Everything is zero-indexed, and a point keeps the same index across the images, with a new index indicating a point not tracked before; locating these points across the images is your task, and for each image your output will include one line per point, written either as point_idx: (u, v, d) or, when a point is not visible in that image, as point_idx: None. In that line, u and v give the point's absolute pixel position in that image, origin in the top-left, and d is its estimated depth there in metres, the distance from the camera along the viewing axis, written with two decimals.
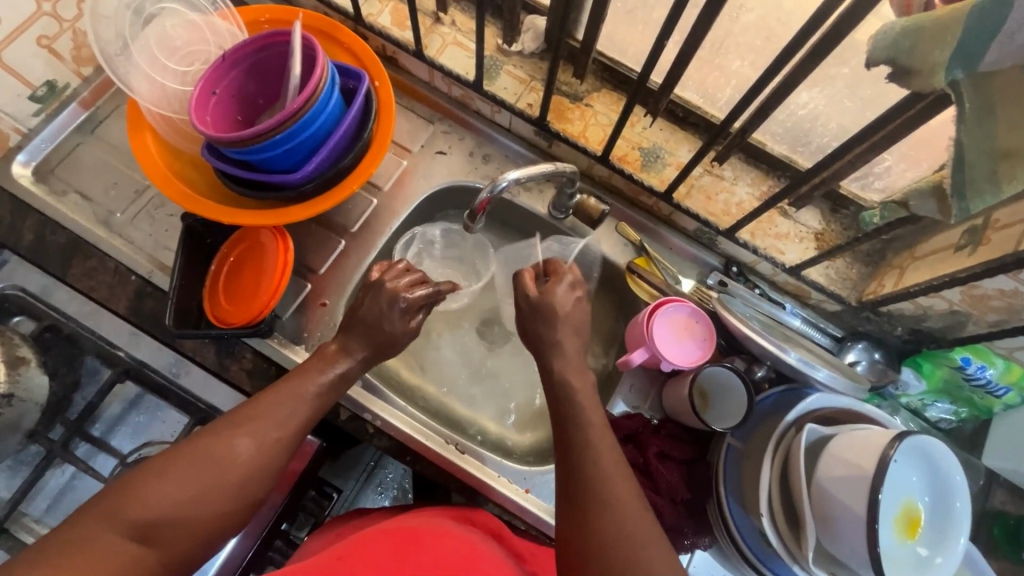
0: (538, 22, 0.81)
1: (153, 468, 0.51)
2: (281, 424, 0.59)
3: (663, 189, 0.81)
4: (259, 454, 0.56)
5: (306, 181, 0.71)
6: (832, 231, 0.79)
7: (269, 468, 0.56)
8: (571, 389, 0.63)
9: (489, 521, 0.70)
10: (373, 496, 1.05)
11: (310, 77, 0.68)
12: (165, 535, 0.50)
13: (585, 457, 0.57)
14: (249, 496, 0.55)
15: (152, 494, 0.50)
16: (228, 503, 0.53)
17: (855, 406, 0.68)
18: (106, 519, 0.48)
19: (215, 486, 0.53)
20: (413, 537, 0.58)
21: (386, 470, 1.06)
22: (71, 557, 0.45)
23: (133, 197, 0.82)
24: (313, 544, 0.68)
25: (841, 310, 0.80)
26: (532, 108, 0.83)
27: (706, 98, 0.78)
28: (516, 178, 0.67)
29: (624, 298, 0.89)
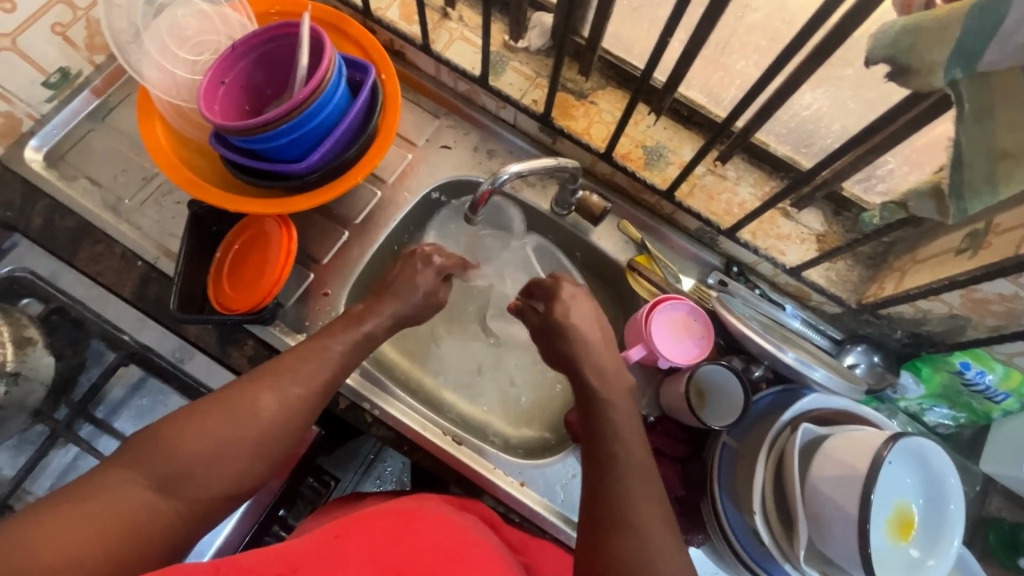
0: (545, 19, 0.82)
1: (172, 422, 0.53)
2: (297, 382, 0.60)
3: (665, 188, 0.82)
4: (272, 413, 0.57)
5: (312, 171, 0.72)
6: (834, 232, 0.79)
7: (287, 425, 0.58)
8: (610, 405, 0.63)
9: (487, 513, 0.71)
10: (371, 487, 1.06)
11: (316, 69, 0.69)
12: (191, 485, 0.51)
13: (625, 490, 0.55)
14: (267, 451, 0.56)
15: (172, 448, 0.51)
16: (247, 458, 0.55)
17: (852, 408, 0.68)
18: (129, 473, 0.49)
19: (235, 441, 0.54)
20: (404, 521, 0.59)
21: (384, 462, 1.07)
22: (93, 504, 0.46)
23: (141, 184, 0.83)
24: (308, 526, 0.68)
25: (841, 312, 0.80)
26: (537, 104, 0.84)
27: (711, 98, 0.78)
28: (517, 171, 0.67)
29: (625, 295, 0.89)
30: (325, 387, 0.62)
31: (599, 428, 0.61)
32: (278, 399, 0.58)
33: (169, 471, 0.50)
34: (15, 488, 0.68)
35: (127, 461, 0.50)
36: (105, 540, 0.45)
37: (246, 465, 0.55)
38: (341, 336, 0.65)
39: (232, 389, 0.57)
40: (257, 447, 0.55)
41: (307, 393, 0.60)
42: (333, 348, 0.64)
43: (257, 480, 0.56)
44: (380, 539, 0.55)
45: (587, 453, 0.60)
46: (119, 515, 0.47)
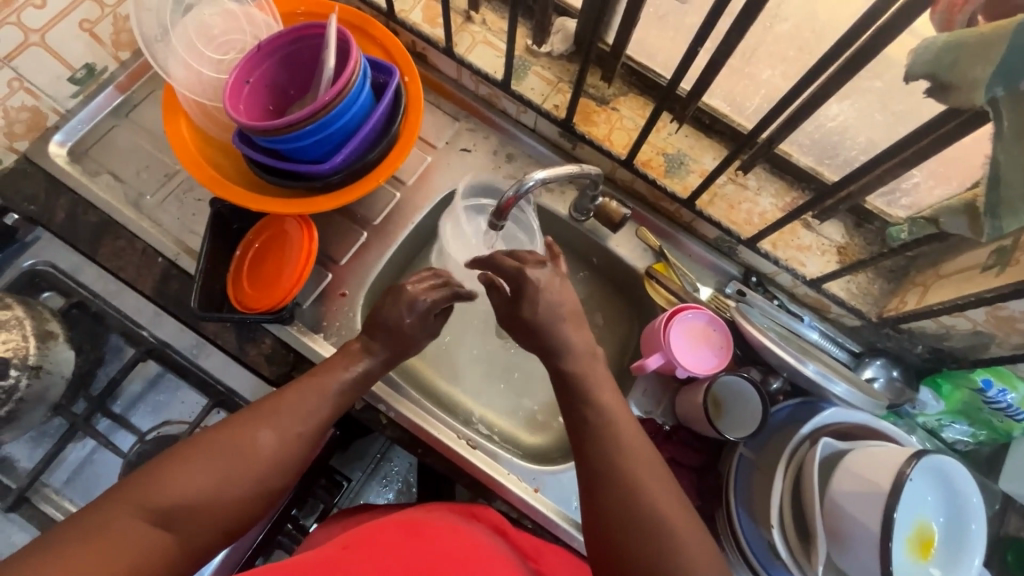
0: (568, 25, 0.81)
1: (170, 458, 0.53)
2: (299, 419, 0.60)
3: (686, 196, 0.81)
4: (273, 451, 0.57)
5: (334, 172, 0.72)
6: (855, 245, 0.79)
7: (287, 461, 0.58)
8: (603, 414, 0.58)
9: (497, 519, 0.70)
10: (378, 487, 1.07)
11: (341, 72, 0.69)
12: (191, 521, 0.51)
13: (647, 492, 0.52)
14: (266, 489, 0.56)
15: (172, 482, 0.51)
16: (246, 495, 0.54)
17: (872, 423, 0.67)
18: (130, 507, 0.48)
19: (235, 476, 0.54)
20: (415, 529, 0.59)
21: (392, 462, 1.08)
22: (93, 539, 0.45)
23: (163, 180, 0.83)
24: (316, 538, 0.68)
25: (861, 325, 0.80)
26: (558, 109, 0.84)
27: (733, 106, 0.78)
28: (543, 178, 0.67)
29: (641, 302, 0.89)
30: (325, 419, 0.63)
31: (596, 438, 0.56)
32: (279, 434, 0.58)
33: (170, 507, 0.50)
34: (34, 480, 0.69)
35: (125, 496, 0.49)
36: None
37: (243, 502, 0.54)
38: (345, 377, 0.65)
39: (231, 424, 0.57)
40: (256, 483, 0.55)
41: (307, 427, 0.61)
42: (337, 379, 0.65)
43: (254, 517, 0.56)
44: (393, 550, 0.54)
45: (581, 469, 0.56)
46: (117, 552, 0.45)
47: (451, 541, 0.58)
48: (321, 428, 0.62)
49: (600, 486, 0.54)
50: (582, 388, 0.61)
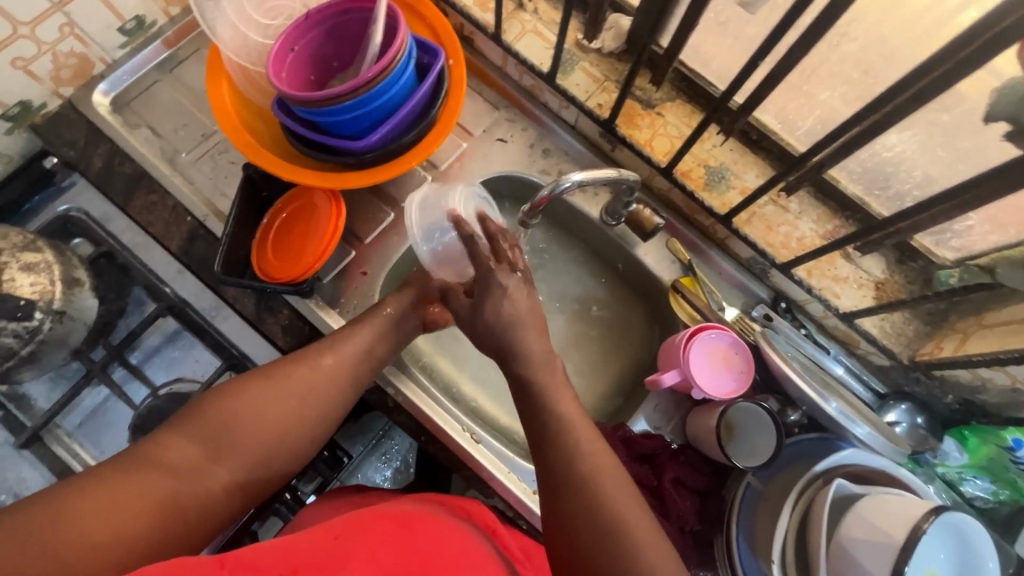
0: (621, 21, 0.79)
1: (212, 398, 0.55)
2: (336, 362, 0.62)
3: (723, 213, 0.78)
4: (312, 388, 0.59)
5: (368, 151, 0.71)
6: (895, 282, 0.76)
7: (325, 400, 0.60)
8: (582, 440, 0.54)
9: (486, 515, 0.70)
10: (377, 462, 1.07)
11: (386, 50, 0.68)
12: (236, 450, 0.53)
13: (625, 545, 0.48)
14: (307, 426, 0.58)
15: (219, 413, 0.54)
16: (286, 428, 0.57)
17: (889, 468, 0.64)
18: (181, 433, 0.52)
19: (269, 420, 0.56)
20: (408, 521, 0.58)
21: (393, 440, 1.08)
22: (149, 461, 0.49)
23: (199, 140, 0.83)
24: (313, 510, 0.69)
25: (889, 365, 0.77)
26: (602, 108, 0.82)
27: (784, 124, 0.75)
28: (580, 180, 0.65)
29: (664, 316, 0.87)
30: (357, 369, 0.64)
31: (568, 484, 0.52)
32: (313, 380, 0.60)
33: (215, 435, 0.53)
34: (47, 421, 0.71)
35: (175, 430, 0.52)
36: (159, 492, 0.47)
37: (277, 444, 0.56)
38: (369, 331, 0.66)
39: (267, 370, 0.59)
40: (294, 423, 0.57)
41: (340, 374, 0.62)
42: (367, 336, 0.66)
43: (297, 454, 0.57)
44: (387, 542, 0.53)
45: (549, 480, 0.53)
46: (169, 475, 0.49)
47: (445, 535, 0.58)
48: (357, 373, 0.64)
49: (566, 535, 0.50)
50: (557, 400, 0.57)
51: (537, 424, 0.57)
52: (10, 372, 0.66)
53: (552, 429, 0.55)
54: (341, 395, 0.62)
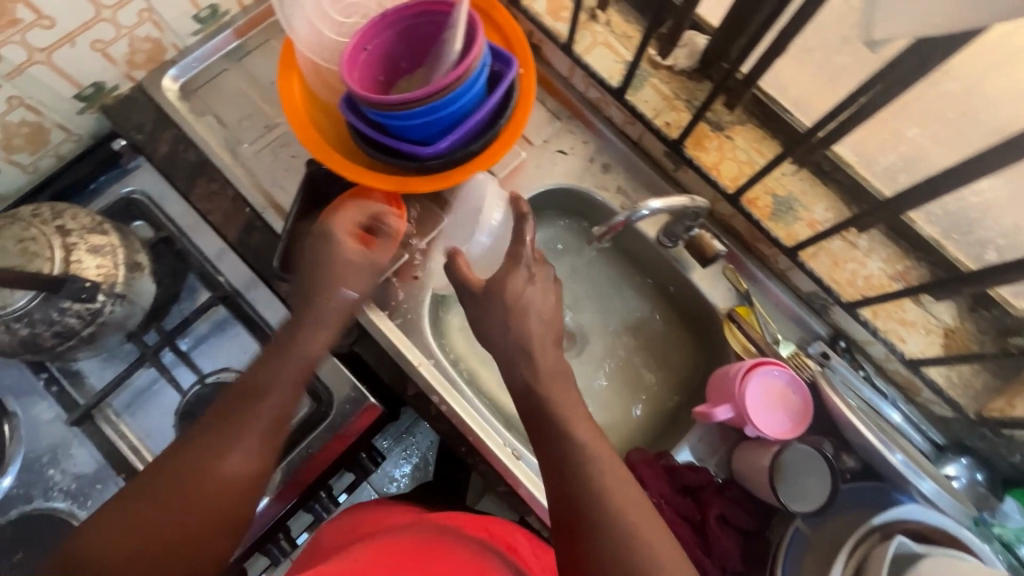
0: (697, 40, 0.77)
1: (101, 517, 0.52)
2: (247, 423, 0.58)
3: (790, 245, 0.76)
4: (217, 467, 0.55)
5: (434, 157, 0.70)
6: (966, 330, 0.73)
7: (241, 472, 0.56)
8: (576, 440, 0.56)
9: (508, 536, 0.69)
10: (396, 455, 1.11)
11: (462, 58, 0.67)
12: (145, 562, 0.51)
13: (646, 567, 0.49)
14: (222, 505, 0.55)
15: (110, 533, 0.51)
16: (199, 516, 0.54)
17: (955, 529, 0.61)
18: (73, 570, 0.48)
19: (182, 514, 0.53)
20: (437, 551, 0.58)
21: (413, 436, 1.12)
22: None
23: (263, 131, 0.83)
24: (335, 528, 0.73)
25: (951, 417, 0.74)
26: (670, 128, 0.80)
27: (862, 159, 0.72)
28: (657, 208, 0.66)
29: (715, 344, 0.84)
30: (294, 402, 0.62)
31: (587, 505, 0.52)
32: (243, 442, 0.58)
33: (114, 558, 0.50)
34: (100, 401, 0.71)
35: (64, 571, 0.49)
36: None
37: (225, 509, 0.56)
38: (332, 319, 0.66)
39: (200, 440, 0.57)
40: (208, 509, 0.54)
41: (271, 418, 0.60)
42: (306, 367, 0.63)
43: (223, 535, 0.55)
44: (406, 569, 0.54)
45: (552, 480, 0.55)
46: None
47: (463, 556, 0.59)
48: (272, 428, 0.59)
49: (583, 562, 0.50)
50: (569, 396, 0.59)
51: (545, 424, 0.58)
52: (69, 351, 0.67)
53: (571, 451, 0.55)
54: (257, 457, 0.58)
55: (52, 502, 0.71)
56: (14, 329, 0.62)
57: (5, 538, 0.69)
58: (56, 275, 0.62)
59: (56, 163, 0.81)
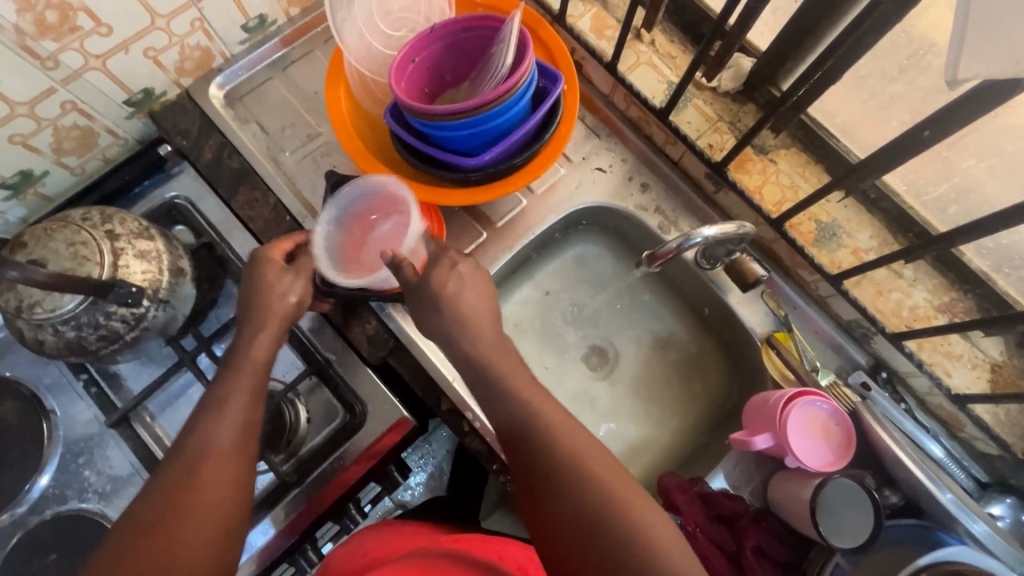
0: (743, 63, 0.78)
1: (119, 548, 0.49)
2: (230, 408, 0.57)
3: (834, 273, 0.75)
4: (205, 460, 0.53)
5: (477, 170, 0.70)
6: (1013, 366, 0.72)
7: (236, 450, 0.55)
8: (549, 430, 0.56)
9: (519, 557, 0.65)
10: (413, 462, 1.11)
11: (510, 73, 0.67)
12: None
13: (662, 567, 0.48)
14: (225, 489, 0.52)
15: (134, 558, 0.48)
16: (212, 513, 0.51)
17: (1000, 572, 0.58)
18: None
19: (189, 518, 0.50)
20: None
21: (430, 444, 1.12)
22: None
23: (304, 140, 0.84)
24: (353, 546, 0.72)
25: (997, 454, 0.72)
26: (712, 149, 0.79)
27: (911, 188, 0.72)
28: (710, 236, 0.67)
29: (750, 369, 0.83)
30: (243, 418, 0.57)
31: (573, 500, 0.52)
32: (196, 482, 0.51)
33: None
34: (137, 404, 0.72)
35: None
36: None
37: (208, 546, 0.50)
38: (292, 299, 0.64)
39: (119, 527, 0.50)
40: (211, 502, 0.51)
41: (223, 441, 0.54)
42: (243, 375, 0.59)
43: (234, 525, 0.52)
44: None
45: (531, 467, 0.55)
46: None
47: None
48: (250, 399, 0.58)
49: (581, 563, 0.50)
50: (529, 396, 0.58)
51: (523, 417, 0.57)
52: (110, 354, 0.68)
53: (540, 438, 0.55)
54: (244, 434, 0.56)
55: (86, 504, 0.71)
56: (61, 331, 0.63)
57: (41, 537, 0.70)
58: (105, 279, 0.63)
59: (101, 165, 0.83)
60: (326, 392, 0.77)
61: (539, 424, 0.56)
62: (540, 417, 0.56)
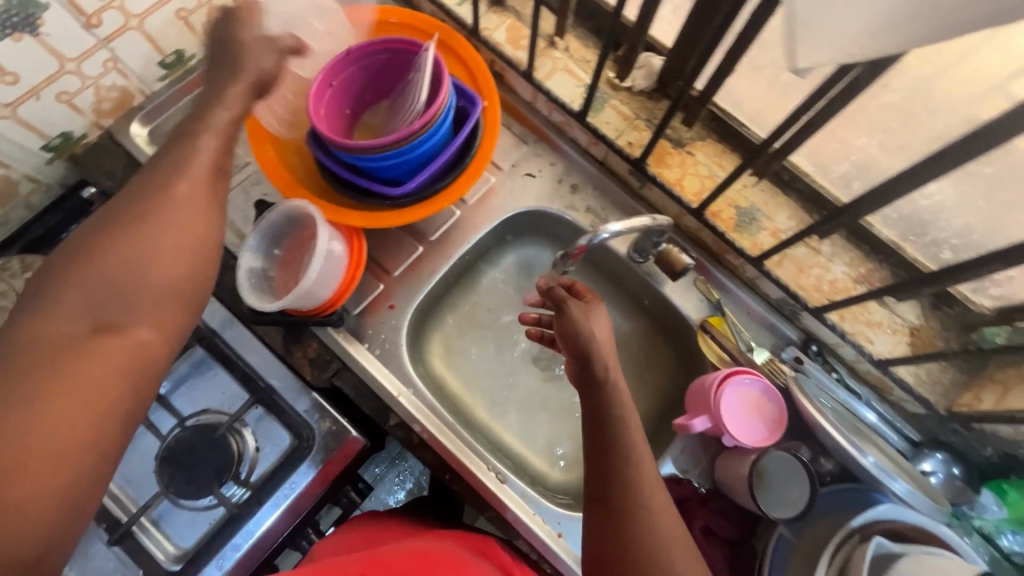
0: (652, 61, 0.79)
1: (97, 230, 0.44)
2: (189, 189, 0.48)
3: (755, 255, 0.78)
4: (165, 216, 0.46)
5: (403, 196, 0.72)
6: (931, 328, 0.75)
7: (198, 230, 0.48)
8: (629, 440, 0.55)
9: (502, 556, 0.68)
10: (391, 483, 1.11)
11: (430, 101, 0.69)
12: (144, 270, 0.44)
13: None
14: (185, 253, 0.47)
15: (119, 247, 0.44)
16: (191, 236, 0.47)
17: (927, 524, 0.62)
18: (74, 290, 0.42)
19: (146, 273, 0.45)
20: (434, 559, 0.61)
21: (407, 461, 1.12)
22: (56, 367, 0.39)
23: (233, 171, 0.84)
24: (324, 547, 0.70)
25: (924, 414, 0.75)
26: (632, 147, 0.82)
27: (818, 167, 0.74)
28: (617, 230, 0.65)
29: (690, 355, 0.86)
30: (192, 213, 0.47)
31: (630, 518, 0.51)
32: (130, 265, 0.44)
33: (123, 274, 0.43)
34: None
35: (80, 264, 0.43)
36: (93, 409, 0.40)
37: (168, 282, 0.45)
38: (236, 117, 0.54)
39: (53, 260, 0.44)
40: (189, 209, 0.47)
41: (160, 225, 0.46)
42: (195, 158, 0.50)
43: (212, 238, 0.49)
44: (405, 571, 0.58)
45: (602, 471, 0.55)
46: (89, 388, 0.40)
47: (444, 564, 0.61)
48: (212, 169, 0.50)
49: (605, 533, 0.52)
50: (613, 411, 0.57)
51: (601, 429, 0.56)
52: None
53: (609, 420, 0.57)
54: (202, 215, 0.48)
55: None
56: None
57: None
58: None
59: (27, 214, 0.82)
60: (271, 420, 0.76)
61: (617, 431, 0.56)
62: (615, 400, 0.57)
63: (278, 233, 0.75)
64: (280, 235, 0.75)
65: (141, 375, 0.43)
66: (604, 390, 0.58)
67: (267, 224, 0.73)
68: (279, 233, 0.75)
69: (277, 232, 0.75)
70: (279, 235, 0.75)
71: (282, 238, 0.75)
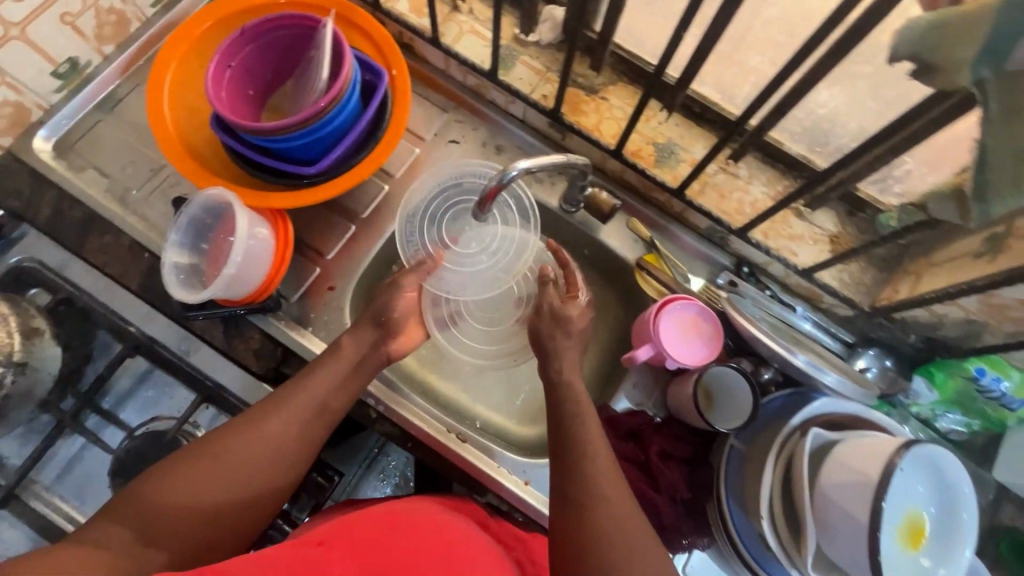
0: (555, 13, 0.80)
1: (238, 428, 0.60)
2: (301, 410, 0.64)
3: (675, 186, 0.81)
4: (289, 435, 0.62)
5: (320, 174, 0.72)
6: (848, 235, 0.78)
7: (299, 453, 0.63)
8: (586, 433, 0.62)
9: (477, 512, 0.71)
10: (375, 481, 1.05)
11: (333, 75, 0.68)
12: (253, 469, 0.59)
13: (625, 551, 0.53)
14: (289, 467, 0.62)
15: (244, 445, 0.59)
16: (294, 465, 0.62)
17: (862, 412, 0.67)
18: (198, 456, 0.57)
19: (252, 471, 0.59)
20: (395, 516, 0.61)
21: (389, 456, 1.06)
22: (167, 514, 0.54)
23: (149, 175, 0.82)
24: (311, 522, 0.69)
25: (854, 315, 0.79)
26: (547, 100, 0.84)
27: (724, 94, 0.76)
28: (526, 167, 0.66)
29: (633, 294, 0.88)
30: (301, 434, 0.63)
31: (586, 495, 0.57)
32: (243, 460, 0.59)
33: (235, 466, 0.58)
34: (22, 478, 0.69)
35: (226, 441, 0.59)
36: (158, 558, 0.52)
37: (258, 485, 0.59)
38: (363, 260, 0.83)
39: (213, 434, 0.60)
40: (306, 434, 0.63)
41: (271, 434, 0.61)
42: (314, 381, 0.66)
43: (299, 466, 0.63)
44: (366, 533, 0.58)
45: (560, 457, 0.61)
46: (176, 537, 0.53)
47: (406, 518, 0.61)
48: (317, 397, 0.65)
49: (572, 522, 0.56)
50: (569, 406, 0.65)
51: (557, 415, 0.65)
52: None
53: (567, 419, 0.63)
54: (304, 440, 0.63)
55: None
56: None
57: None
58: None
59: None
60: (223, 417, 0.76)
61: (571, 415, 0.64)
62: (573, 402, 0.65)
63: (202, 226, 0.73)
64: (206, 227, 0.74)
65: (199, 534, 0.55)
66: (560, 392, 0.67)
67: (189, 218, 0.72)
68: (205, 226, 0.73)
69: (202, 225, 0.73)
70: (204, 227, 0.73)
71: (208, 230, 0.74)
